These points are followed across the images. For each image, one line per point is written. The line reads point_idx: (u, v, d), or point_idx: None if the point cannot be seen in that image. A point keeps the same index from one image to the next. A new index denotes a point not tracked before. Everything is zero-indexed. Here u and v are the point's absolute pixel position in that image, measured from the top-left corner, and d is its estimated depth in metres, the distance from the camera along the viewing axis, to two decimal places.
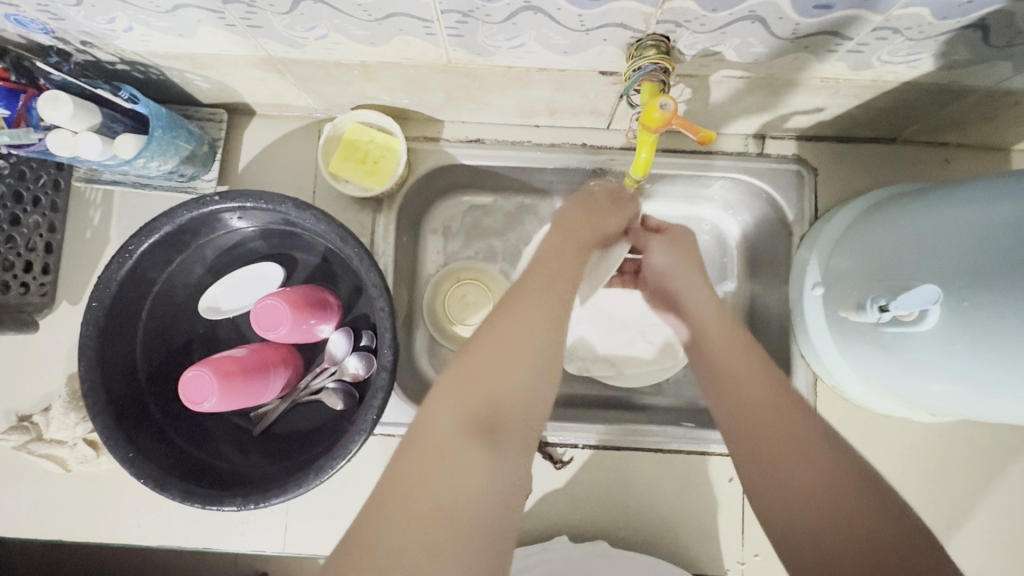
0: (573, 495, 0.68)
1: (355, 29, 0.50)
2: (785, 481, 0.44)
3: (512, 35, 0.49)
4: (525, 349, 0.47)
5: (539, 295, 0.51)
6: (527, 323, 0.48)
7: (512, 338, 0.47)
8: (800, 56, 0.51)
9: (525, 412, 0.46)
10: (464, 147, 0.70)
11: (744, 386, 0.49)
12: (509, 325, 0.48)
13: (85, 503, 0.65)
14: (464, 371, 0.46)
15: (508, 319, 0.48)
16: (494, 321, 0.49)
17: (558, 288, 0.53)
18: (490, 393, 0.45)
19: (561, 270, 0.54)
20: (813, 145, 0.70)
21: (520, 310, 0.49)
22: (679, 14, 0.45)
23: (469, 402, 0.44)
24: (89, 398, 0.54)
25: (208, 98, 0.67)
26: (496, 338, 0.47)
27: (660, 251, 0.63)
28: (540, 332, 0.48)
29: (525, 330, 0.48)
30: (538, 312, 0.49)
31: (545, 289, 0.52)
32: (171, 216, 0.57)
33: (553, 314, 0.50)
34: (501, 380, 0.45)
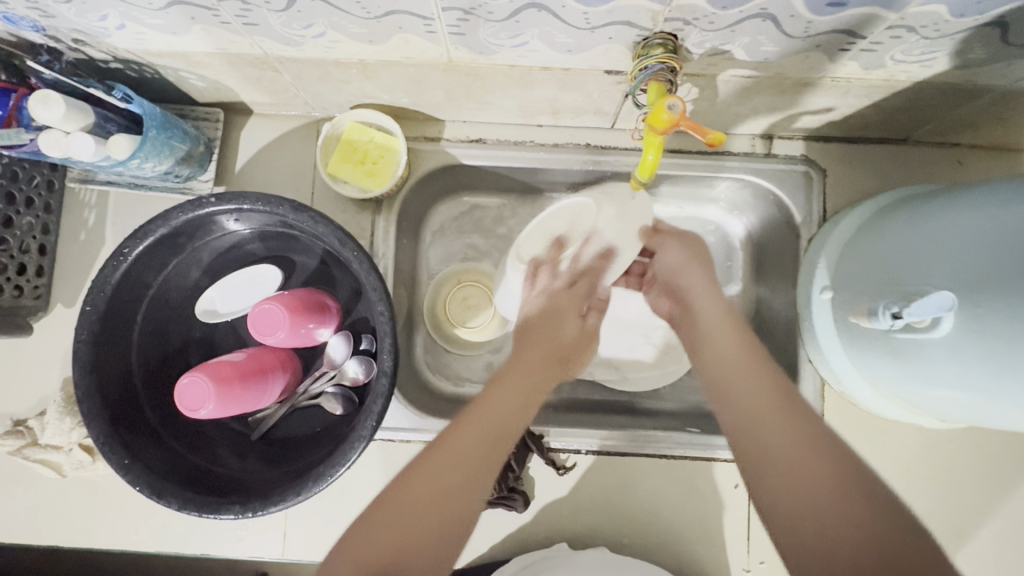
0: (576, 501, 0.67)
1: (353, 27, 0.49)
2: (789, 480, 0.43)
3: (515, 33, 0.48)
4: (436, 499, 0.44)
5: (479, 432, 0.47)
6: (451, 473, 0.45)
7: (426, 488, 0.44)
8: (811, 55, 0.49)
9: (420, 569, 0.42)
10: (465, 147, 0.69)
11: (742, 382, 0.49)
12: (431, 471, 0.45)
13: (82, 508, 0.64)
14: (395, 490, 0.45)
15: (447, 450, 0.46)
16: (420, 466, 0.46)
17: (504, 425, 0.49)
18: (390, 539, 0.42)
19: (512, 401, 0.50)
20: (821, 146, 0.69)
21: (448, 453, 0.46)
22: (687, 11, 0.43)
23: (365, 549, 0.42)
24: (83, 404, 0.53)
25: (205, 97, 0.66)
26: (413, 482, 0.45)
27: (673, 250, 0.60)
28: (461, 482, 0.45)
29: (459, 463, 0.46)
30: (465, 458, 0.46)
31: (483, 425, 0.48)
32: (166, 218, 0.55)
33: (487, 457, 0.47)
34: (402, 529, 0.43)
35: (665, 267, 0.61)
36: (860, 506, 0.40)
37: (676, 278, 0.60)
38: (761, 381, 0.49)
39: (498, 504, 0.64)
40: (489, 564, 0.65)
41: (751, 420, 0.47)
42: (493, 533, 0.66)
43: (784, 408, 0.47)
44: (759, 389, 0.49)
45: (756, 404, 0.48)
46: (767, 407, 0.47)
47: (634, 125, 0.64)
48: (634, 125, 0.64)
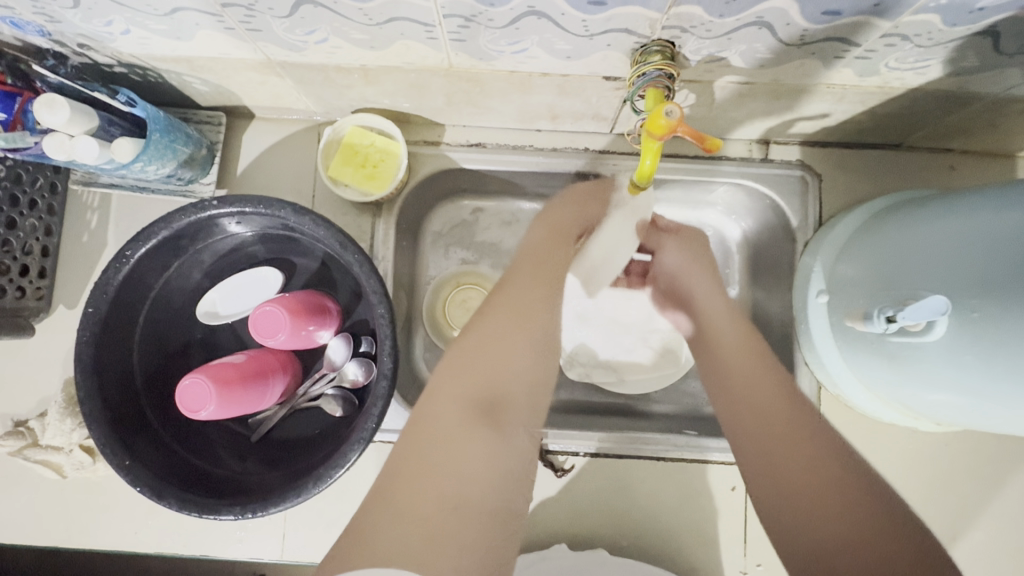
0: (574, 503, 0.67)
1: (356, 33, 0.49)
2: (792, 481, 0.44)
3: (515, 39, 0.48)
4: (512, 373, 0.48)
5: (530, 291, 0.52)
6: (520, 315, 0.50)
7: (503, 337, 0.48)
8: (807, 62, 0.50)
9: (524, 400, 0.48)
10: (465, 151, 0.69)
11: (755, 388, 0.50)
12: (498, 326, 0.49)
13: (82, 508, 0.65)
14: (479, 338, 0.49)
15: (511, 314, 0.50)
16: (490, 311, 0.50)
17: (549, 275, 0.54)
18: (495, 380, 0.47)
19: (548, 266, 0.55)
20: (817, 151, 0.70)
21: (513, 302, 0.51)
22: (685, 19, 0.44)
23: (466, 387, 0.46)
24: (85, 405, 0.54)
25: (207, 101, 0.66)
26: (492, 329, 0.49)
27: (672, 252, 0.63)
28: (535, 343, 0.50)
29: (524, 328, 0.50)
30: (529, 322, 0.50)
31: (533, 282, 0.53)
32: (169, 220, 0.56)
33: (541, 302, 0.52)
34: (495, 377, 0.47)
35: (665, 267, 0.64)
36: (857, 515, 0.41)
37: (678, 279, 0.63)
38: (771, 392, 0.50)
39: None
40: None
41: (763, 424, 0.48)
42: None
43: (791, 415, 0.48)
44: (768, 388, 0.50)
45: (765, 407, 0.49)
46: (774, 411, 0.48)
47: (631, 130, 0.65)
48: (631, 130, 0.65)
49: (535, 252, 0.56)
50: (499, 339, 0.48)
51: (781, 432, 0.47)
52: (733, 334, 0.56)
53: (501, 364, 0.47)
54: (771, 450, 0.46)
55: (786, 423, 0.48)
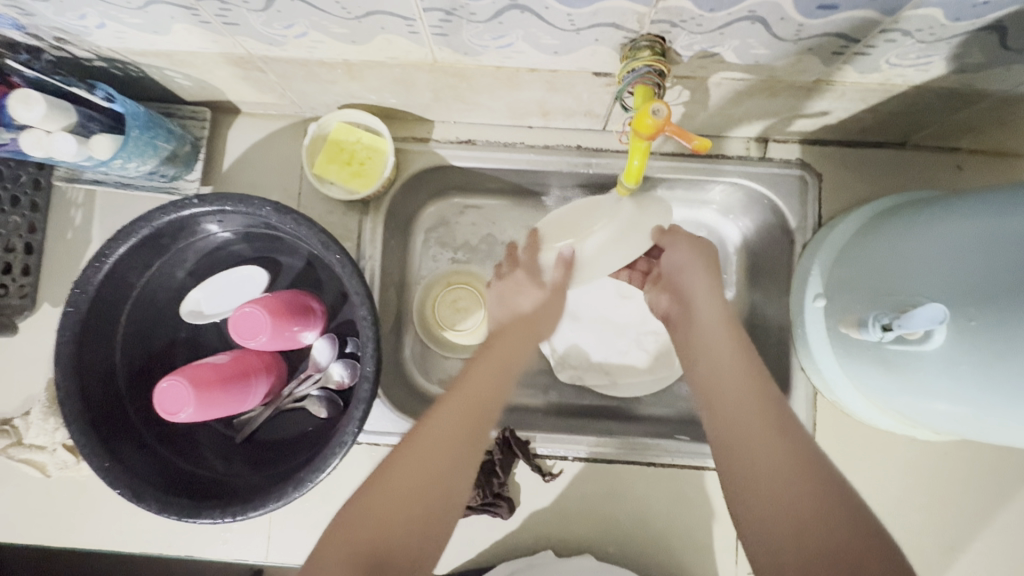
0: (563, 508, 0.66)
1: (335, 27, 0.48)
2: (763, 495, 0.42)
3: (499, 34, 0.47)
4: (417, 513, 0.43)
5: (457, 420, 0.47)
6: (436, 453, 0.45)
7: (423, 473, 0.44)
8: (804, 58, 0.48)
9: (417, 552, 0.43)
10: (455, 148, 0.68)
11: (731, 389, 0.48)
12: (412, 465, 0.45)
13: (66, 507, 0.64)
14: (382, 481, 0.44)
15: (422, 451, 0.45)
16: (406, 449, 0.46)
17: (484, 398, 0.49)
18: (386, 524, 0.42)
19: (495, 383, 0.51)
20: (818, 150, 0.68)
21: (435, 436, 0.46)
22: (674, 13, 0.42)
23: (360, 532, 0.42)
24: (65, 406, 0.53)
25: (191, 96, 0.65)
26: (400, 466, 0.45)
27: (681, 247, 0.58)
28: (449, 477, 0.45)
29: (435, 468, 0.45)
30: (442, 456, 0.45)
31: (465, 407, 0.48)
32: (148, 219, 0.55)
33: (464, 433, 0.47)
34: (401, 515, 0.43)
35: (670, 262, 0.59)
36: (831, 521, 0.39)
37: (679, 276, 0.58)
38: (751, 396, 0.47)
39: (483, 510, 0.64)
40: (475, 570, 0.64)
41: (737, 431, 0.46)
42: (479, 540, 0.65)
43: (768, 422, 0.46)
44: (747, 395, 0.48)
45: (738, 411, 0.47)
46: (748, 420, 0.46)
47: (624, 128, 0.63)
48: (624, 127, 0.63)
49: (482, 370, 0.51)
50: (408, 479, 0.44)
51: (752, 436, 0.45)
52: (719, 333, 0.53)
53: (400, 513, 0.43)
54: (742, 461, 0.44)
55: (761, 431, 0.45)
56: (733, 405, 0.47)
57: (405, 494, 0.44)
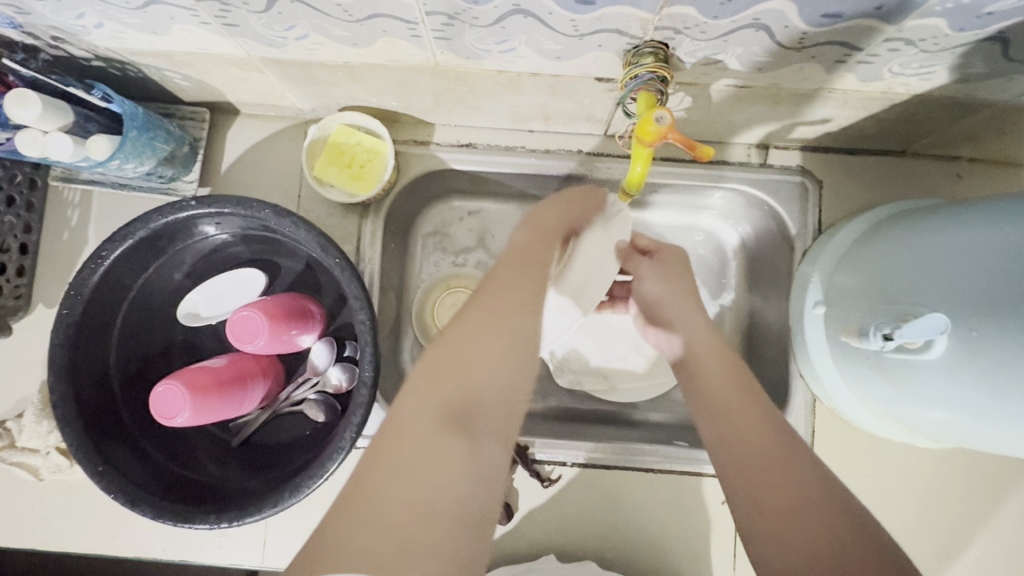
0: (560, 513, 0.66)
1: (336, 30, 0.47)
2: (778, 528, 0.39)
3: (501, 38, 0.46)
4: (498, 359, 0.43)
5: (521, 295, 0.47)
6: (513, 314, 0.45)
7: (500, 331, 0.44)
8: (807, 66, 0.48)
9: (502, 384, 0.43)
10: (455, 152, 0.68)
11: (732, 417, 0.46)
12: (497, 343, 0.44)
13: (59, 511, 0.64)
14: (460, 334, 0.44)
15: (494, 309, 0.45)
16: (489, 301, 0.46)
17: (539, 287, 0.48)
18: (469, 384, 0.42)
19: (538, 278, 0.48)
20: (819, 157, 0.68)
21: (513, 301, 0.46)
22: (678, 20, 0.42)
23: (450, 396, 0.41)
24: (58, 409, 0.53)
25: (190, 97, 0.65)
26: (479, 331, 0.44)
27: (650, 280, 0.61)
28: (518, 342, 0.44)
29: (509, 321, 0.45)
30: (513, 311, 0.45)
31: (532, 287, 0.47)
32: (145, 220, 0.54)
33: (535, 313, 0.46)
34: (481, 373, 0.42)
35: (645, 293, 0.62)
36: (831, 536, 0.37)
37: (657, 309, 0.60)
38: (760, 429, 0.45)
39: None
40: None
41: (742, 466, 0.43)
42: None
43: (776, 449, 0.43)
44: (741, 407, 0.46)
45: (748, 442, 0.44)
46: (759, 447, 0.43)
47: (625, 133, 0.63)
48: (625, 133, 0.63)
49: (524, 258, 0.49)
50: (484, 329, 0.44)
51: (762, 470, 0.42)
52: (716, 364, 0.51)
53: (482, 374, 0.42)
54: (752, 485, 0.42)
55: (774, 467, 0.42)
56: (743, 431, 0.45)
57: (485, 354, 0.43)
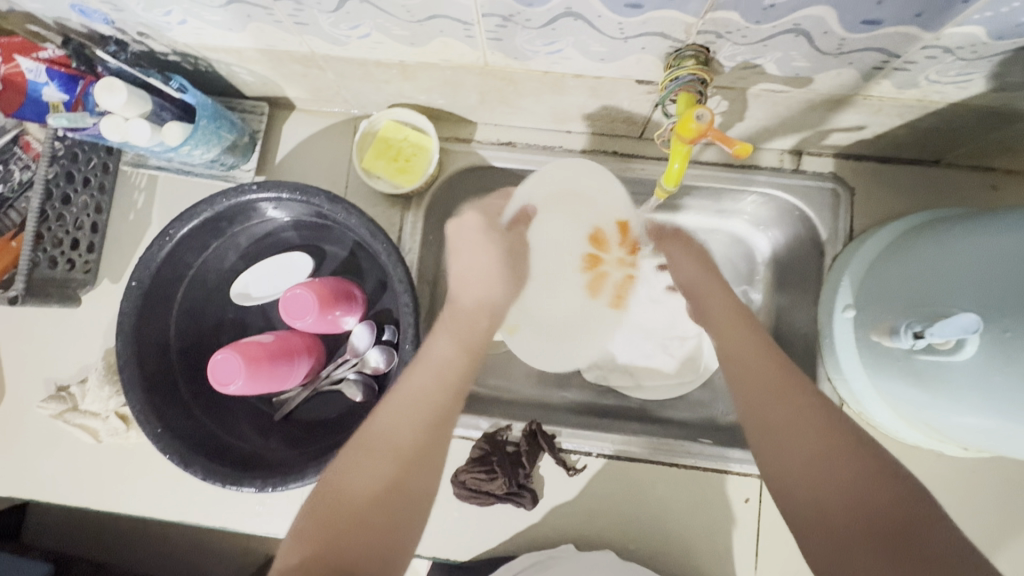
0: (585, 503, 0.67)
1: (397, 29, 0.51)
2: (810, 484, 0.43)
3: (550, 40, 0.49)
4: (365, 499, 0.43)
5: (343, 507, 0.43)
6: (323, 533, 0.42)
7: (368, 474, 0.44)
8: (844, 72, 0.50)
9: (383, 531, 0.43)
10: (496, 150, 0.71)
11: (750, 383, 0.50)
12: (357, 470, 0.45)
13: (112, 472, 0.68)
14: (329, 493, 0.44)
15: (369, 449, 0.46)
16: (302, 528, 0.43)
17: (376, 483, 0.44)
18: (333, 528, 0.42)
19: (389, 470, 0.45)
20: (851, 164, 0.68)
21: (332, 509, 0.43)
22: (721, 25, 0.44)
23: (324, 524, 0.42)
24: (124, 372, 0.57)
25: (252, 91, 0.69)
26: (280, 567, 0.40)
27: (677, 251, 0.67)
28: (392, 471, 0.45)
29: (388, 458, 0.45)
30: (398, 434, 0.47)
31: (358, 494, 0.44)
32: (210, 203, 0.59)
33: (352, 533, 0.42)
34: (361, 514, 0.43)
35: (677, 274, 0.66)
36: (857, 480, 0.41)
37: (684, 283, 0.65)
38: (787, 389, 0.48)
39: (507, 500, 0.65)
40: (496, 559, 0.66)
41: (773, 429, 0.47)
42: (502, 529, 0.66)
43: (813, 431, 0.45)
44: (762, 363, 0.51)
45: (776, 419, 0.47)
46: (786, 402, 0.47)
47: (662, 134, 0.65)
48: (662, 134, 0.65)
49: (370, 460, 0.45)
50: (362, 461, 0.45)
51: (789, 442, 0.45)
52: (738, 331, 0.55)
53: (355, 509, 0.43)
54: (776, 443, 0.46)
55: (802, 436, 0.45)
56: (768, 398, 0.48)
57: (359, 486, 0.44)
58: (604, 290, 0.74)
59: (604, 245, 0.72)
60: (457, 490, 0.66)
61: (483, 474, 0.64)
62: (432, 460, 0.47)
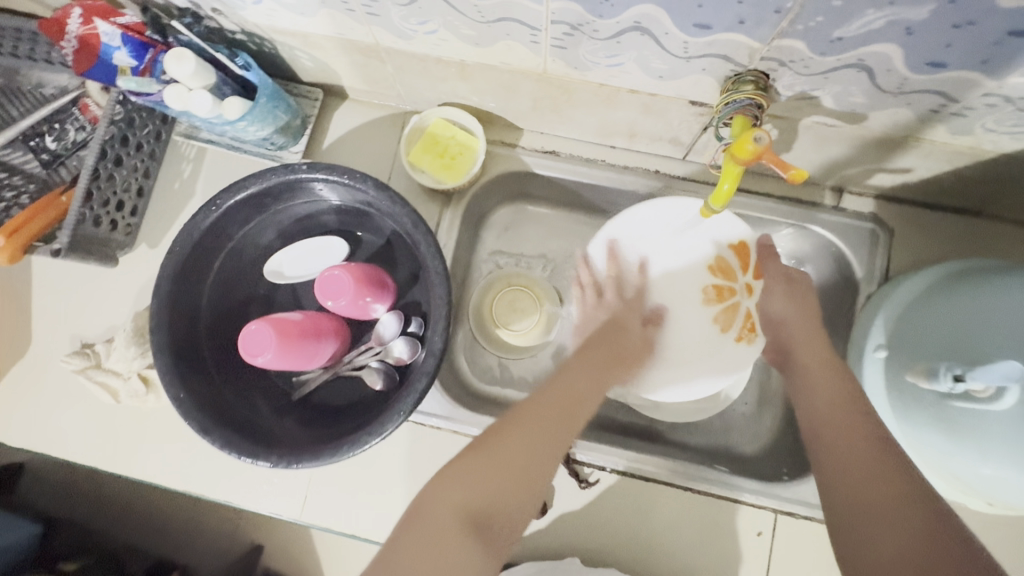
0: (594, 517, 0.66)
1: (465, 29, 0.52)
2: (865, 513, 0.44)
3: (613, 52, 0.50)
4: (528, 458, 0.46)
5: (488, 472, 0.45)
6: (478, 484, 0.44)
7: (532, 436, 0.47)
8: (900, 112, 0.50)
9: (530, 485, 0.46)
10: (540, 157, 0.72)
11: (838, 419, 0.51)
12: (516, 435, 0.47)
13: (124, 434, 0.68)
14: (496, 438, 0.47)
15: (527, 423, 0.48)
16: (449, 475, 0.45)
17: (530, 458, 0.46)
18: (496, 470, 0.45)
19: (534, 458, 0.47)
20: (890, 207, 0.69)
21: (503, 453, 0.46)
22: (785, 53, 0.45)
23: (491, 466, 0.45)
24: (155, 335, 0.58)
25: (309, 77, 0.71)
26: (431, 504, 0.44)
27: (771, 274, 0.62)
28: (543, 440, 0.47)
29: (547, 430, 0.48)
30: (553, 414, 0.49)
31: (512, 459, 0.46)
32: (260, 178, 0.60)
33: (506, 486, 0.45)
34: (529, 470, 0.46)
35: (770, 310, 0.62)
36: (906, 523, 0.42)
37: (777, 326, 0.61)
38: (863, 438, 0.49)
39: None
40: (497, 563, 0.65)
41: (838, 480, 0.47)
42: None
43: (880, 468, 0.46)
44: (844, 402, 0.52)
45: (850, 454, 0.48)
46: (867, 455, 0.47)
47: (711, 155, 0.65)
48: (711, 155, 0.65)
49: (517, 442, 0.47)
50: (526, 425, 0.48)
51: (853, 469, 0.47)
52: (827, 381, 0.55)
53: (521, 463, 0.46)
54: (844, 480, 0.47)
55: (870, 467, 0.46)
56: (854, 451, 0.48)
57: (520, 448, 0.46)
58: (734, 325, 0.60)
59: (730, 274, 0.60)
60: None
61: None
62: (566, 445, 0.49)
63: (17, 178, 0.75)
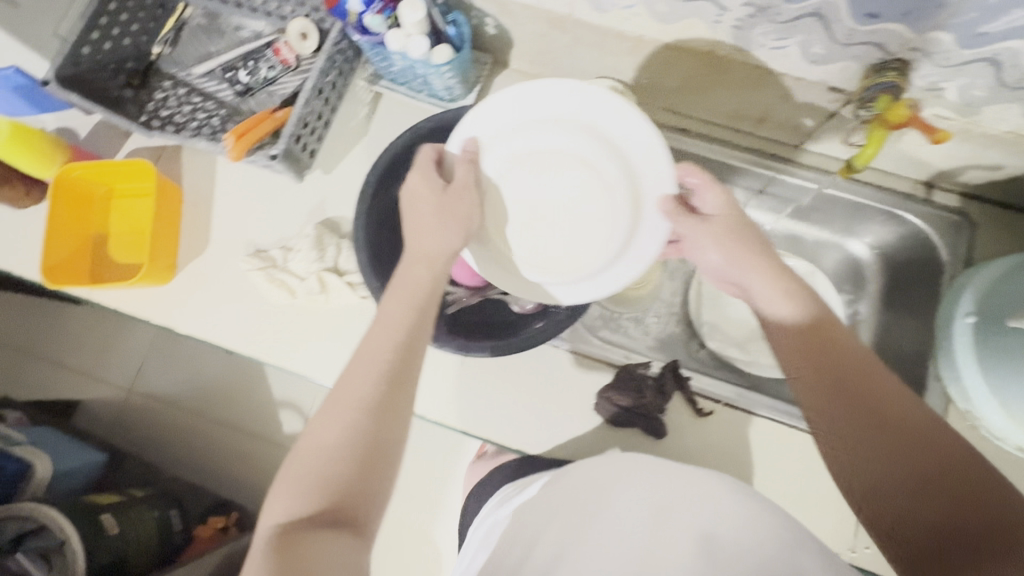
0: (706, 441, 0.74)
1: (660, 6, 0.64)
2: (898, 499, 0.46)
3: (783, 35, 0.62)
4: (353, 444, 0.48)
5: (322, 476, 0.47)
6: (325, 485, 0.47)
7: (345, 425, 0.49)
8: (1010, 107, 0.62)
9: (355, 459, 0.48)
10: (672, 133, 0.83)
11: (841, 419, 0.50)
12: (329, 428, 0.49)
13: (290, 331, 0.76)
14: (324, 431, 0.50)
15: (340, 414, 0.50)
16: (297, 501, 0.46)
17: (354, 439, 0.49)
18: (325, 461, 0.48)
19: (351, 435, 0.49)
20: (973, 203, 0.80)
21: (324, 447, 0.49)
22: (932, 45, 0.57)
23: (321, 465, 0.48)
24: (359, 231, 0.68)
25: (483, 44, 0.83)
26: (284, 518, 0.46)
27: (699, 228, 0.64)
28: (353, 408, 0.50)
29: (354, 406, 0.50)
30: (366, 387, 0.51)
31: (334, 452, 0.48)
32: (457, 111, 0.70)
33: (340, 472, 0.47)
34: (362, 448, 0.49)
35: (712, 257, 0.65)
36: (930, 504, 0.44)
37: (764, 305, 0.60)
38: (848, 401, 0.50)
39: (643, 422, 0.73)
40: None
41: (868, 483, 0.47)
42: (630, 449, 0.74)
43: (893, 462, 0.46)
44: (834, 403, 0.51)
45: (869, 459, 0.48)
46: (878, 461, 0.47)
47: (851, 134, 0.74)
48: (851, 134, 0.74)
49: (330, 438, 0.49)
50: (339, 414, 0.50)
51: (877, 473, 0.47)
52: (836, 372, 0.52)
53: (348, 447, 0.48)
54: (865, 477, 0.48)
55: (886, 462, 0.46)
56: (866, 454, 0.48)
57: (337, 437, 0.49)
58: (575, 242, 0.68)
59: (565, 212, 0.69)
60: (601, 405, 0.74)
61: (633, 392, 0.74)
62: (396, 408, 0.51)
63: (210, 103, 0.87)
